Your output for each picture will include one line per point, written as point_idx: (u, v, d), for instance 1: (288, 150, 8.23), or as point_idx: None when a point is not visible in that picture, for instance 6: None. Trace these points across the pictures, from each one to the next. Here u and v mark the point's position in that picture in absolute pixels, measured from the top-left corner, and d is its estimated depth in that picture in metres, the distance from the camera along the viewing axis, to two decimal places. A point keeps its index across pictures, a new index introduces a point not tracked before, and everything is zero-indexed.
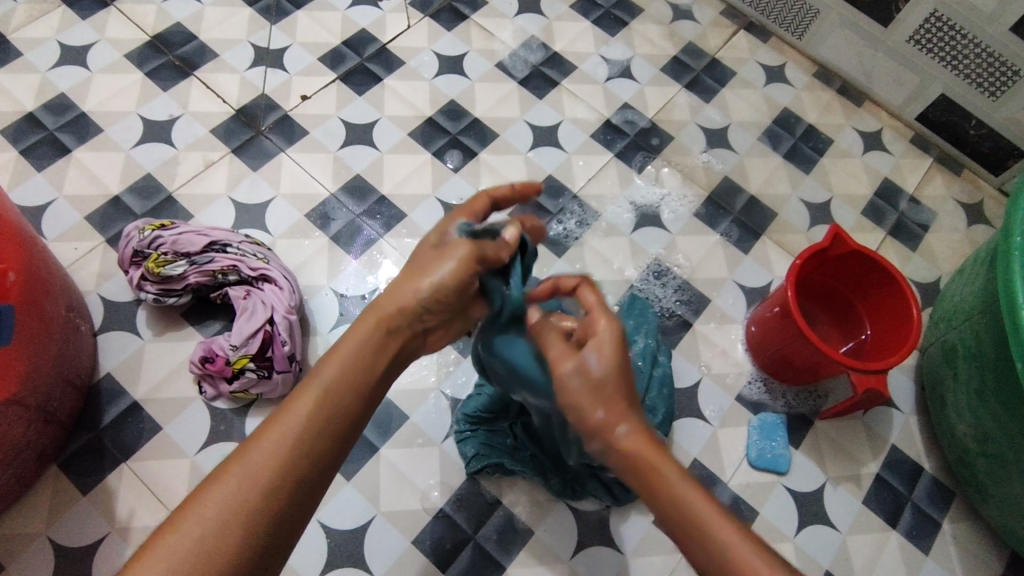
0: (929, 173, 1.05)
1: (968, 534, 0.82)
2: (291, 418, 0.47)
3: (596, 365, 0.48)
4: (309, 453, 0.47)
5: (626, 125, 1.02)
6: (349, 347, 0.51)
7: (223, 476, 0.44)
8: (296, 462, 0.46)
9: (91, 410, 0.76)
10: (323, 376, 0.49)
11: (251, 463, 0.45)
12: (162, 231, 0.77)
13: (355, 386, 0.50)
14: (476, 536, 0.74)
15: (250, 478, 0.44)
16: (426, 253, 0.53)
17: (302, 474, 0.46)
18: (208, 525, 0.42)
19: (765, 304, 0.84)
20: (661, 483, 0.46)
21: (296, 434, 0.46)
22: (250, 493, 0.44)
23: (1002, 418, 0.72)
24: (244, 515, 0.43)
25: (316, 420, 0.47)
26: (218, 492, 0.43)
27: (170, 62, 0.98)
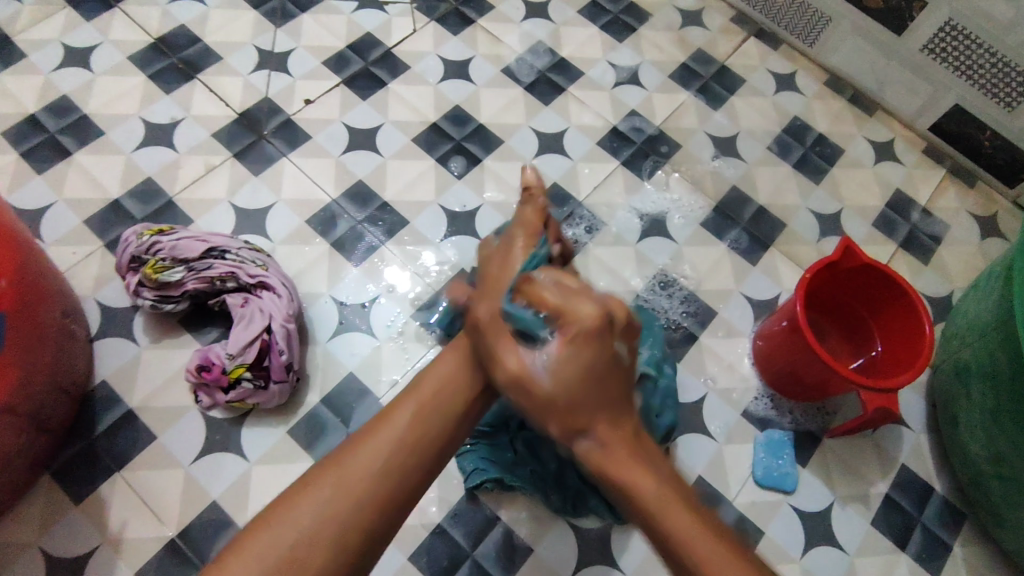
0: (942, 185, 1.03)
1: (980, 558, 0.80)
2: (385, 434, 0.47)
3: (565, 354, 0.48)
4: (399, 470, 0.46)
5: (633, 132, 1.00)
6: (440, 374, 0.53)
7: (317, 485, 0.44)
8: (387, 476, 0.45)
9: (85, 418, 0.75)
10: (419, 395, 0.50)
11: (349, 470, 0.45)
12: (160, 237, 0.76)
13: (440, 415, 0.50)
14: (474, 553, 0.73)
15: (345, 485, 0.44)
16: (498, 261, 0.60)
17: (391, 494, 0.45)
18: (302, 530, 0.42)
19: (773, 318, 0.82)
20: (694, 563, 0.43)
21: (389, 449, 0.46)
22: (347, 502, 0.43)
23: (1017, 440, 0.70)
24: (339, 523, 0.43)
25: (410, 438, 0.47)
26: (311, 499, 0.43)
27: (173, 65, 0.97)
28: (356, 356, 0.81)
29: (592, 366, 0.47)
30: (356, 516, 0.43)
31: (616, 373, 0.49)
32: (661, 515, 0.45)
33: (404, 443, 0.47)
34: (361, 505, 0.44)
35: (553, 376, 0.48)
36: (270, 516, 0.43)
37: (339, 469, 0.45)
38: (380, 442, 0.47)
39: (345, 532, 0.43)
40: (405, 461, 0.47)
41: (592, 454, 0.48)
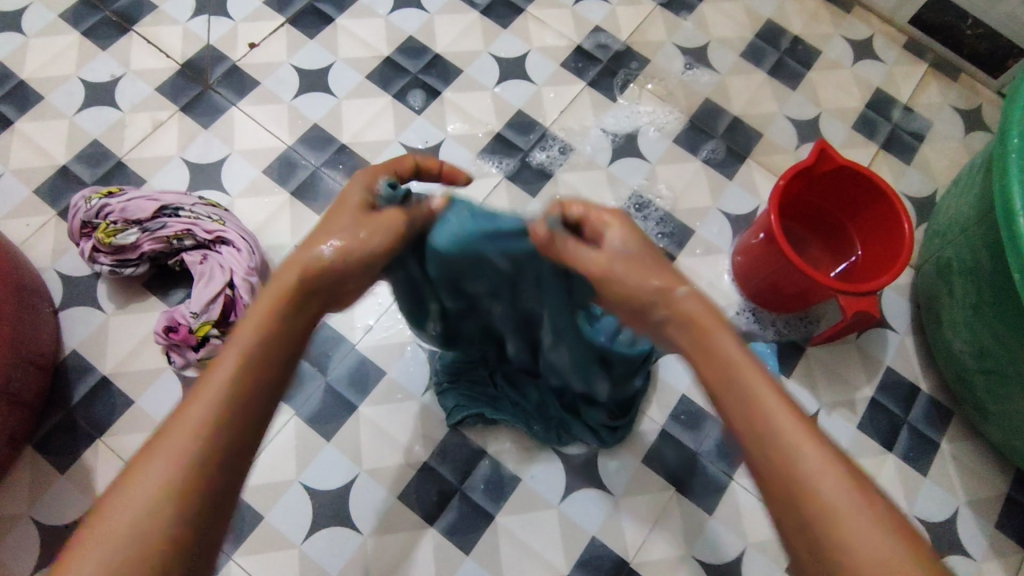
0: (924, 80, 0.99)
1: (966, 452, 0.81)
2: (193, 416, 0.41)
3: (623, 244, 0.47)
4: (230, 440, 0.41)
5: (598, 50, 0.95)
6: (252, 327, 0.45)
7: (137, 481, 0.39)
8: (218, 452, 0.41)
9: (60, 389, 0.74)
10: (239, 344, 0.44)
11: (169, 459, 0.39)
12: (109, 199, 0.74)
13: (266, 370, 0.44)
14: (462, 487, 0.73)
15: (178, 460, 0.39)
16: (345, 210, 0.49)
17: (226, 462, 0.41)
18: (128, 530, 0.37)
19: (749, 231, 0.80)
20: (784, 443, 0.39)
21: (206, 430, 0.40)
22: (170, 493, 0.38)
23: (999, 331, 0.69)
24: (161, 508, 0.38)
25: (232, 406, 0.42)
26: (127, 503, 0.38)
27: (107, 19, 0.91)
28: None
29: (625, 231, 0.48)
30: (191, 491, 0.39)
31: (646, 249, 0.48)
32: (761, 411, 0.40)
33: (229, 414, 0.41)
34: (188, 479, 0.39)
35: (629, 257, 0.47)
36: (99, 511, 0.38)
37: (154, 456, 0.39)
38: (199, 415, 0.40)
39: (181, 519, 0.38)
40: (233, 435, 0.41)
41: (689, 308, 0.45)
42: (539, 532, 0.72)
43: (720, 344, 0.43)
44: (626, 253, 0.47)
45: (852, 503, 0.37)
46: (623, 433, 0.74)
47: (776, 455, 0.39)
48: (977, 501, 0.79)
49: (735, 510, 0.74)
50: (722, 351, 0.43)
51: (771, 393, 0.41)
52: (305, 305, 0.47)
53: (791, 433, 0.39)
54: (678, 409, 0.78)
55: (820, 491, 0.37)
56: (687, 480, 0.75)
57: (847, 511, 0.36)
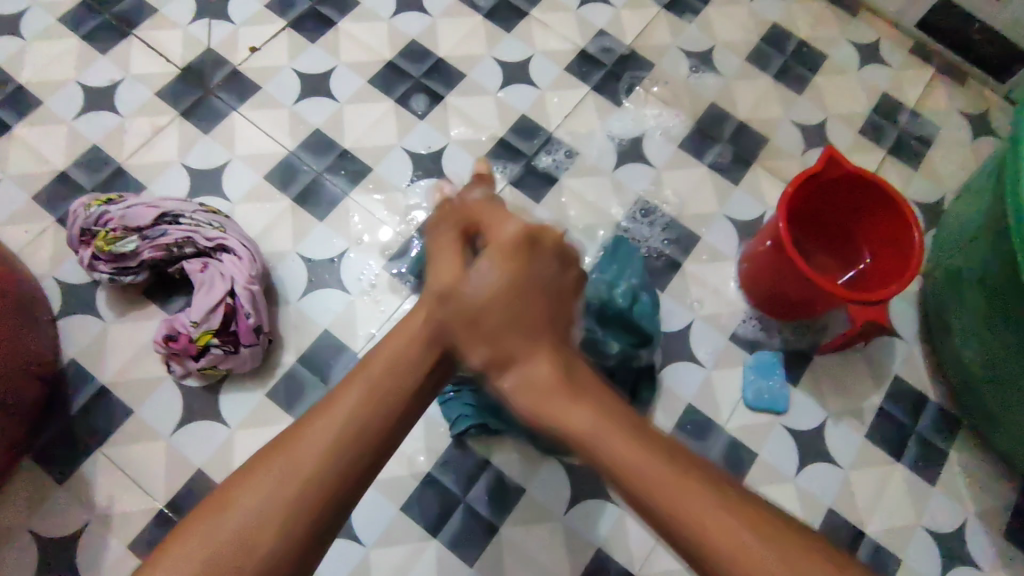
0: (931, 84, 0.98)
1: (976, 462, 0.80)
2: (320, 428, 0.41)
3: (491, 277, 0.44)
4: (345, 473, 0.40)
5: (602, 54, 0.94)
6: (394, 345, 0.44)
7: (259, 474, 0.40)
8: (339, 472, 0.40)
9: (59, 398, 0.73)
10: (367, 369, 0.43)
11: (290, 463, 0.40)
12: (109, 206, 0.73)
13: (395, 401, 0.43)
14: (466, 498, 0.72)
15: (299, 471, 0.40)
16: (449, 235, 0.50)
17: (337, 482, 0.40)
18: (234, 532, 0.38)
19: (756, 238, 0.79)
20: (638, 475, 0.37)
21: (330, 444, 0.40)
22: (279, 503, 0.39)
23: (1010, 342, 0.68)
24: (278, 515, 0.39)
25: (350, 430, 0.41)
26: (253, 491, 0.39)
27: (107, 22, 0.90)
28: (330, 314, 0.78)
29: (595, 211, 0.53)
30: (297, 513, 0.39)
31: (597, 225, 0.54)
32: (625, 472, 0.37)
33: (354, 433, 0.41)
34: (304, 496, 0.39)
35: (476, 302, 0.44)
36: (223, 498, 0.40)
37: (291, 453, 0.40)
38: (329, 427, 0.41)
39: (283, 528, 0.39)
40: (360, 450, 0.41)
41: (522, 383, 0.42)
42: (544, 544, 0.71)
43: (558, 402, 0.40)
44: (495, 303, 0.44)
45: (781, 570, 0.34)
46: None
47: (653, 510, 0.36)
48: (986, 511, 0.78)
49: None
50: (555, 405, 0.41)
51: (616, 440, 0.38)
52: (434, 336, 0.45)
53: (660, 476, 0.36)
54: (685, 418, 0.78)
55: (712, 541, 0.35)
56: None
57: (730, 546, 0.35)
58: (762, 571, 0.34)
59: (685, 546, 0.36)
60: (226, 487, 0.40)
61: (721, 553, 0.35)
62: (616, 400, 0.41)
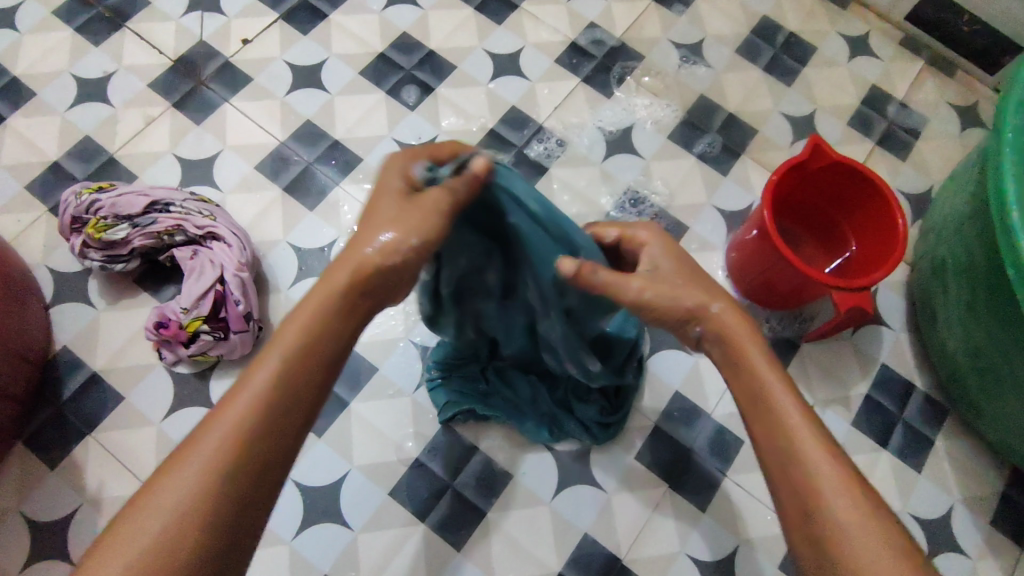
0: (919, 77, 0.98)
1: (962, 449, 0.80)
2: (237, 409, 0.43)
3: (653, 261, 0.52)
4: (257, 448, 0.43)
5: (592, 46, 0.95)
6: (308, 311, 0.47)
7: (180, 464, 0.41)
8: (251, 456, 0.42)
9: (50, 384, 0.74)
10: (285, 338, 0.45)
11: (206, 449, 0.41)
12: (100, 194, 0.74)
13: (309, 379, 0.45)
14: (454, 483, 0.73)
15: (210, 459, 0.41)
16: (393, 192, 0.48)
17: (254, 476, 0.42)
18: (155, 529, 0.39)
19: (743, 227, 0.80)
20: (791, 428, 0.46)
21: (238, 430, 0.42)
22: (199, 486, 0.41)
23: (993, 329, 0.69)
24: (191, 518, 0.40)
25: (262, 419, 0.43)
26: (172, 482, 0.41)
27: (100, 15, 0.91)
28: None
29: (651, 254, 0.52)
30: (207, 505, 0.40)
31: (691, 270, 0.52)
32: (772, 409, 0.47)
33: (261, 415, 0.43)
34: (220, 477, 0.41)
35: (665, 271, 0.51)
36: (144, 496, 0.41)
37: (198, 449, 0.41)
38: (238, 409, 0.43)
39: (206, 509, 0.40)
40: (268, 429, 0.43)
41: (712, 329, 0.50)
42: (531, 529, 0.72)
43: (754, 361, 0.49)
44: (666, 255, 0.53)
45: (841, 489, 0.43)
46: (615, 430, 0.74)
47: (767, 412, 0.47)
48: (972, 498, 0.78)
49: (727, 507, 0.74)
50: (752, 365, 0.49)
51: (772, 376, 0.48)
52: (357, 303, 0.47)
53: (788, 410, 0.46)
54: (672, 406, 0.77)
55: (817, 483, 0.44)
56: (680, 476, 0.75)
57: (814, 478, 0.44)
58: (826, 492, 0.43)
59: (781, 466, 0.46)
60: (148, 484, 0.41)
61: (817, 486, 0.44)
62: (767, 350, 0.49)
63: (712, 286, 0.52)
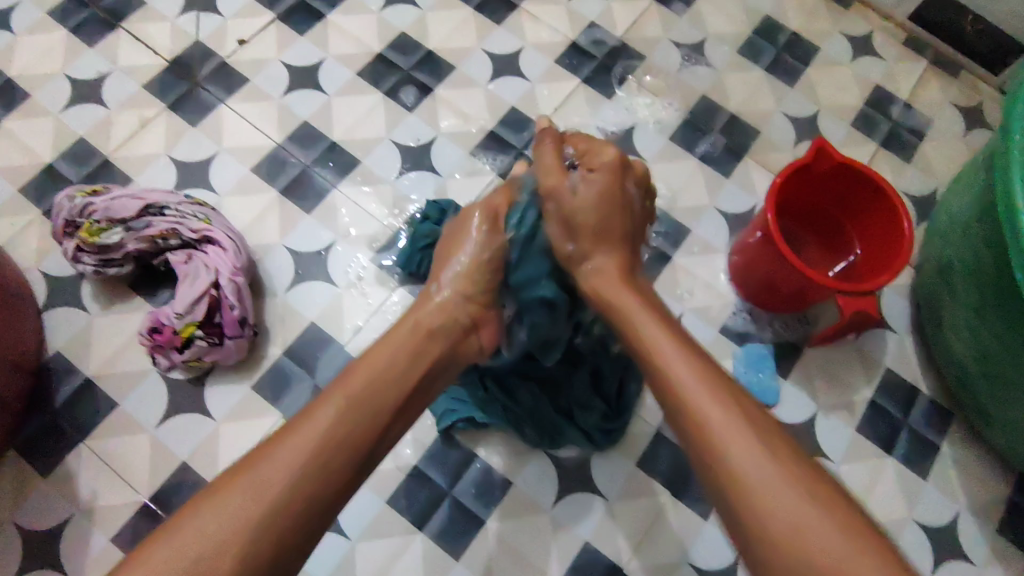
0: (924, 77, 0.97)
1: (967, 455, 0.79)
2: (299, 440, 0.46)
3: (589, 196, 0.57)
4: (331, 465, 0.46)
5: (593, 46, 0.94)
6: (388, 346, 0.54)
7: (230, 488, 0.43)
8: (319, 471, 0.45)
9: (42, 390, 0.73)
10: (351, 383, 0.50)
11: (273, 466, 0.44)
12: (94, 197, 0.72)
13: (378, 407, 0.50)
14: (453, 491, 0.72)
15: (258, 486, 0.43)
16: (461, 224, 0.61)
17: (327, 494, 0.45)
18: (201, 543, 0.40)
19: (746, 230, 0.79)
20: (735, 465, 0.44)
21: (313, 448, 0.46)
22: (248, 508, 0.42)
23: (1001, 333, 0.68)
24: (231, 544, 0.41)
25: (336, 438, 0.47)
26: (219, 509, 0.42)
27: (95, 16, 0.90)
28: (317, 306, 0.78)
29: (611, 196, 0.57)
30: (262, 532, 0.42)
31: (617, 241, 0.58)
32: (671, 373, 0.49)
33: (336, 437, 0.47)
34: (284, 503, 0.43)
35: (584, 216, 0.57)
36: (184, 516, 0.42)
37: (254, 471, 0.44)
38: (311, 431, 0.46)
39: (251, 528, 0.42)
40: (335, 458, 0.46)
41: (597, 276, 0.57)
42: (530, 537, 0.71)
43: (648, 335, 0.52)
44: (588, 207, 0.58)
45: (789, 501, 0.42)
46: (616, 436, 0.73)
47: (709, 445, 0.46)
48: (978, 505, 0.77)
49: None
50: (675, 387, 0.49)
51: (689, 380, 0.48)
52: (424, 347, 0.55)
53: (723, 423, 0.46)
54: None
55: (761, 520, 0.42)
56: (682, 483, 0.73)
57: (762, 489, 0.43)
58: (764, 495, 0.43)
59: (711, 486, 0.45)
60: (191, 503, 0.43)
61: (745, 489, 0.43)
62: (691, 359, 0.50)
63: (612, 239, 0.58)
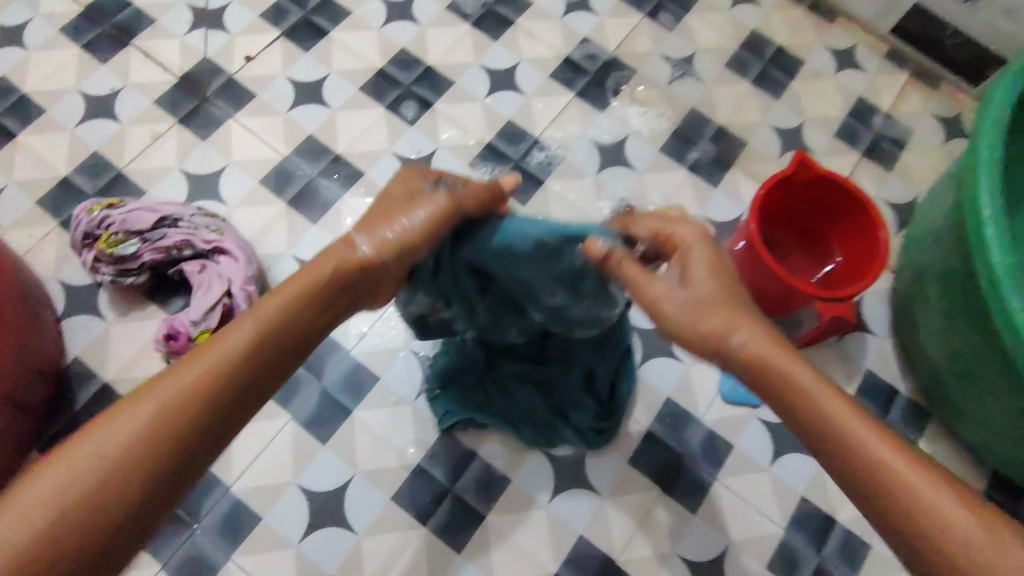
0: (905, 89, 1.01)
1: (944, 451, 0.83)
2: (193, 368, 0.46)
3: (688, 278, 0.52)
4: (207, 408, 0.45)
5: (586, 60, 0.98)
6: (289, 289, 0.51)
7: (116, 417, 0.43)
8: (201, 415, 0.45)
9: (63, 394, 0.76)
10: (252, 321, 0.49)
11: (156, 402, 0.44)
12: (111, 210, 0.76)
13: (268, 354, 0.49)
14: (454, 488, 0.76)
15: (143, 418, 0.43)
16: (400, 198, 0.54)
17: (194, 434, 0.45)
18: (81, 472, 0.41)
19: (731, 238, 0.83)
20: (887, 466, 0.44)
21: (189, 391, 0.45)
22: (133, 438, 0.43)
23: (971, 337, 0.72)
24: (106, 469, 0.42)
25: (217, 380, 0.46)
26: (103, 433, 0.43)
27: (106, 33, 0.93)
28: None
29: (717, 268, 0.53)
30: (140, 464, 0.43)
31: (724, 288, 0.52)
32: (830, 416, 0.47)
33: (218, 378, 0.46)
34: (150, 445, 0.43)
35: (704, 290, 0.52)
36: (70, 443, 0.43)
37: (143, 403, 0.44)
38: (190, 376, 0.45)
39: (125, 461, 0.42)
40: (215, 397, 0.46)
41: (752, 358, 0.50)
42: (528, 531, 0.75)
43: (821, 398, 0.47)
44: (700, 265, 0.53)
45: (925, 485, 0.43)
46: (609, 436, 0.77)
47: (870, 461, 0.45)
48: None
49: (717, 509, 0.77)
50: (813, 404, 0.47)
51: (815, 387, 0.48)
52: (318, 294, 0.51)
53: (862, 437, 0.45)
54: (663, 412, 0.80)
55: (947, 530, 0.42)
56: (672, 479, 0.77)
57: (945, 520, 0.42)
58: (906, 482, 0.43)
59: (884, 498, 0.44)
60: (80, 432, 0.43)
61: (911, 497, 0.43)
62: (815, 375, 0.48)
63: (743, 312, 0.52)
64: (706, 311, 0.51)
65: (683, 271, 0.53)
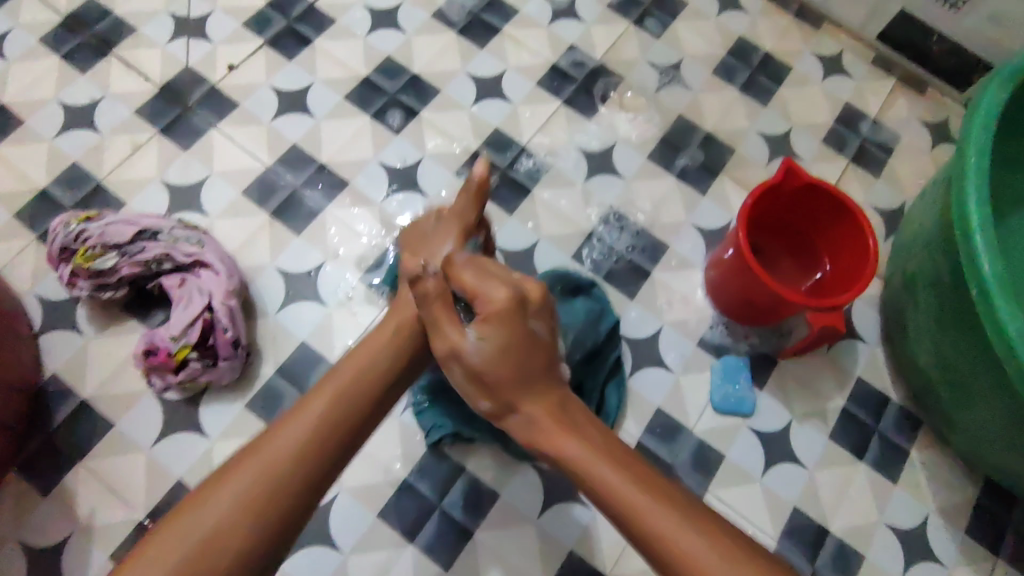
0: (892, 95, 1.01)
1: (936, 459, 0.83)
2: (274, 449, 0.48)
3: (476, 347, 0.52)
4: (312, 469, 0.49)
5: (573, 68, 0.97)
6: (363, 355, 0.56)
7: (216, 489, 0.46)
8: (303, 475, 0.48)
9: (40, 411, 0.75)
10: (329, 391, 0.52)
11: (255, 469, 0.47)
12: (89, 224, 0.75)
13: (352, 416, 0.52)
14: (442, 504, 0.74)
15: (245, 492, 0.46)
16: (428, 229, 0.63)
17: (292, 504, 0.47)
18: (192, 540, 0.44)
19: (720, 247, 0.82)
20: (661, 531, 0.46)
21: (289, 459, 0.48)
22: (237, 512, 0.45)
23: (962, 346, 0.71)
24: (217, 538, 0.44)
25: (313, 446, 0.49)
26: (204, 505, 0.45)
27: (86, 42, 0.92)
28: (308, 326, 0.80)
29: (504, 345, 0.51)
30: (249, 530, 0.45)
31: (509, 361, 0.52)
32: (593, 477, 0.49)
33: (311, 441, 0.49)
34: (254, 515, 0.46)
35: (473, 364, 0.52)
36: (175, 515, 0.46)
37: (238, 474, 0.47)
38: (283, 443, 0.48)
39: (240, 523, 0.45)
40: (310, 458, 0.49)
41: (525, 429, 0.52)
42: (517, 547, 0.73)
43: (590, 468, 0.49)
44: (491, 339, 0.52)
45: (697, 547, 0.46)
46: None
47: (644, 527, 0.47)
48: (947, 506, 0.81)
49: None
50: (593, 471, 0.49)
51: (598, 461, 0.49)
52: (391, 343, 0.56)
53: (634, 501, 0.48)
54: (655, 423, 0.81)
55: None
56: None
57: None
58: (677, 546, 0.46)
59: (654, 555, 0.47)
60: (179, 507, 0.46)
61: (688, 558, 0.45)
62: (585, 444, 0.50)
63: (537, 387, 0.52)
64: (480, 386, 0.53)
65: (479, 337, 0.52)
